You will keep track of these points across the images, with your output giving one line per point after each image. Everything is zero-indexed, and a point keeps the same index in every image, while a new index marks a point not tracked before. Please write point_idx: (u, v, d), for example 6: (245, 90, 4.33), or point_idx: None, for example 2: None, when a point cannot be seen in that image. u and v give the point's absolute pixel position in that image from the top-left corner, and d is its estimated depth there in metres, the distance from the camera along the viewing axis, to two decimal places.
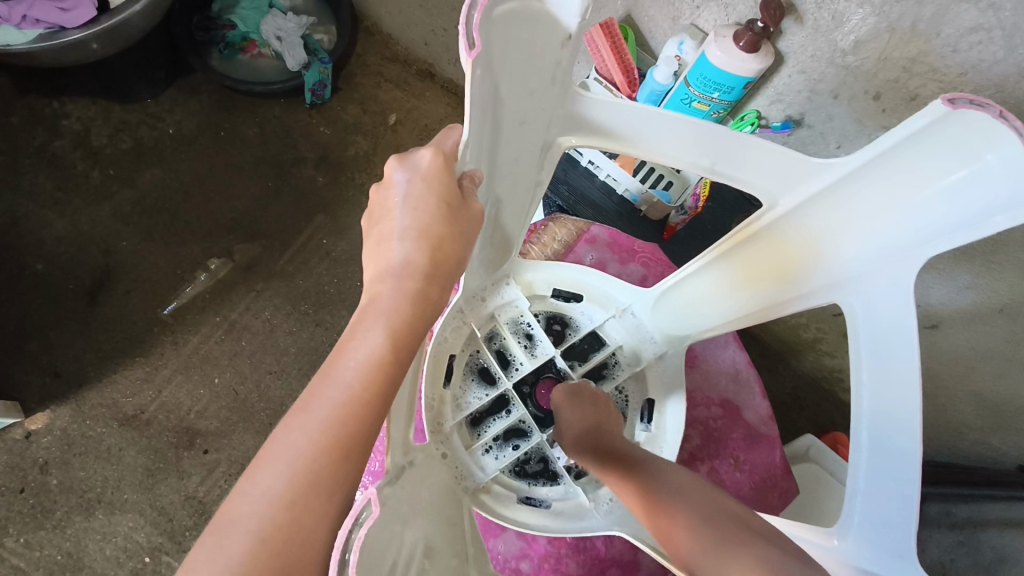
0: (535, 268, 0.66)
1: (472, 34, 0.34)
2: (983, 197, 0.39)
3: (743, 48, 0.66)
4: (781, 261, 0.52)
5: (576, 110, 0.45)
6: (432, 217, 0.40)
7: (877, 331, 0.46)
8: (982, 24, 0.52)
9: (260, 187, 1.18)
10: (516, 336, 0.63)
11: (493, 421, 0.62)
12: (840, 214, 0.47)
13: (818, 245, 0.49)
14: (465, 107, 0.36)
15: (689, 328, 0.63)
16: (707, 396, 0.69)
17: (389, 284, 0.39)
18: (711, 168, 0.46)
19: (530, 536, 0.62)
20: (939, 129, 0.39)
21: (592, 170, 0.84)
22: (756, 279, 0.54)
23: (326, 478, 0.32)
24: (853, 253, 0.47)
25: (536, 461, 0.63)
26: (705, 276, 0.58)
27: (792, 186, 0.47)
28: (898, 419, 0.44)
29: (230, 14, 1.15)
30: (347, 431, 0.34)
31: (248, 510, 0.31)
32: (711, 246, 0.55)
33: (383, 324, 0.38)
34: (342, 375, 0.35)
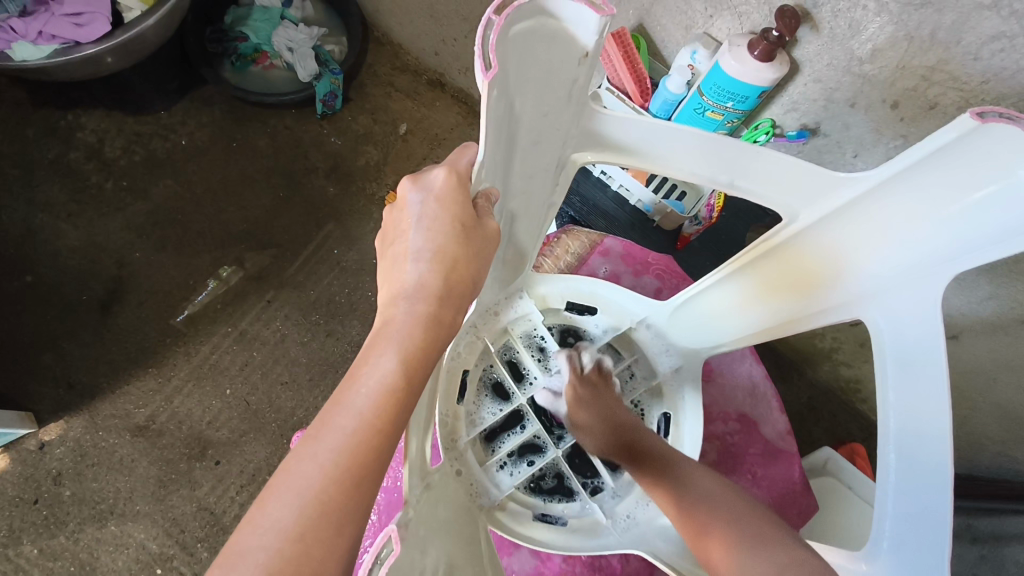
0: (548, 281, 0.64)
1: (488, 55, 0.33)
2: (1013, 212, 0.38)
3: (758, 57, 0.65)
4: (802, 276, 0.51)
5: (591, 127, 0.44)
6: (446, 239, 0.39)
7: (904, 352, 0.45)
8: (1004, 31, 0.51)
9: (272, 197, 1.19)
10: (530, 350, 0.63)
11: (508, 436, 0.61)
12: (865, 228, 0.46)
13: (840, 258, 0.48)
14: (481, 127, 0.36)
15: (707, 341, 0.62)
16: (723, 411, 0.68)
17: (402, 307, 0.38)
18: (730, 186, 0.45)
19: (544, 554, 0.61)
20: (959, 142, 0.38)
21: (605, 180, 0.85)
22: (776, 292, 0.53)
23: (339, 508, 0.32)
24: (878, 269, 0.46)
25: (551, 478, 0.62)
26: (723, 290, 0.57)
27: (813, 200, 0.46)
28: (925, 432, 0.43)
29: (242, 26, 1.17)
30: (359, 460, 0.33)
31: (256, 542, 0.30)
32: (727, 260, 0.54)
33: (396, 348, 0.37)
34: (354, 403, 0.35)
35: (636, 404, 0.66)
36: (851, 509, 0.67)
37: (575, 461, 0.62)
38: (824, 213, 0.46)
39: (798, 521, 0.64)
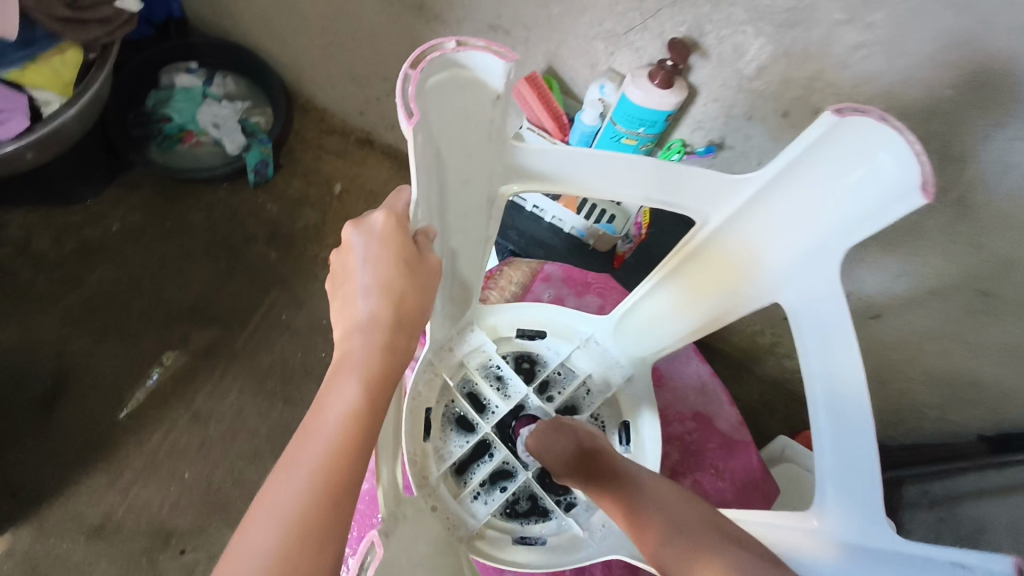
0: (496, 312, 0.67)
1: (410, 104, 0.36)
2: (883, 190, 0.43)
3: (659, 85, 0.74)
4: (723, 271, 0.56)
5: (514, 162, 0.47)
6: (393, 274, 0.41)
7: (819, 322, 0.50)
8: (864, 41, 0.62)
9: (213, 271, 1.18)
10: (487, 379, 0.64)
11: (478, 466, 0.62)
12: (768, 220, 0.51)
13: (753, 250, 0.53)
14: (410, 170, 0.38)
15: (652, 347, 0.65)
16: (679, 412, 0.71)
17: (358, 339, 0.40)
18: (647, 199, 0.49)
19: None
20: (832, 137, 0.43)
21: (537, 214, 0.90)
22: (704, 290, 0.58)
23: (319, 527, 0.33)
24: (785, 254, 0.51)
25: (525, 500, 0.63)
26: (658, 295, 0.62)
27: (718, 203, 0.51)
28: (846, 391, 0.47)
29: (165, 108, 1.21)
30: (333, 483, 0.35)
31: (239, 567, 0.32)
32: (656, 268, 0.59)
33: (358, 375, 0.39)
34: (323, 428, 0.36)
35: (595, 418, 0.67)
36: (811, 488, 0.71)
37: (546, 480, 0.64)
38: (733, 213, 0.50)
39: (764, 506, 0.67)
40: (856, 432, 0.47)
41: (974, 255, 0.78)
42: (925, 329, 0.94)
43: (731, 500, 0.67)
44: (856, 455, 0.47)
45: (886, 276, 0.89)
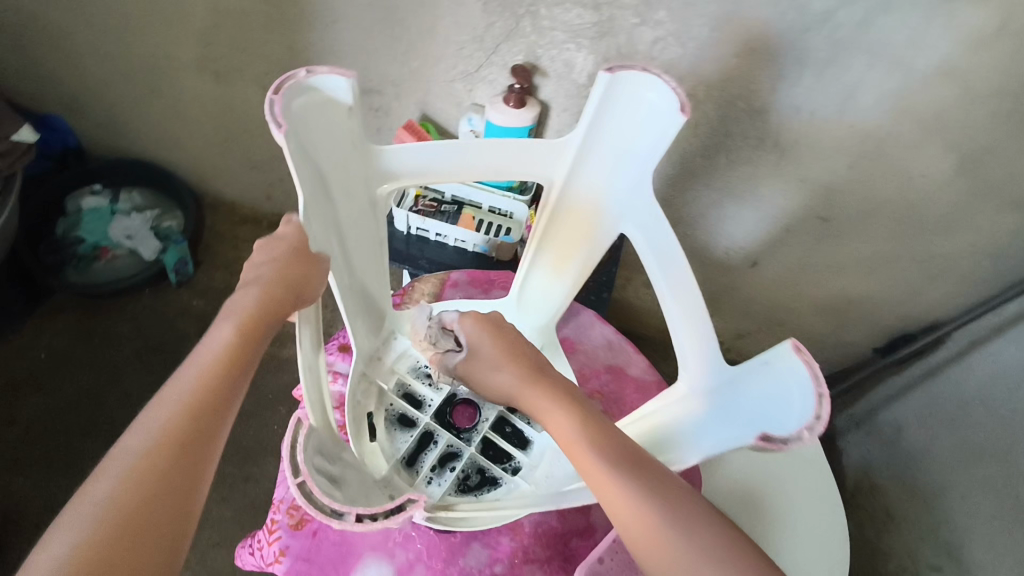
0: (414, 318, 0.76)
1: (277, 118, 0.45)
2: (658, 120, 0.57)
3: (513, 106, 0.91)
4: (578, 226, 0.67)
5: (380, 166, 0.57)
6: (289, 260, 0.51)
7: (653, 237, 0.63)
8: (660, 35, 0.82)
9: (150, 374, 1.22)
10: (419, 378, 0.73)
11: (426, 454, 0.68)
12: (594, 173, 0.63)
13: (593, 202, 0.65)
14: (292, 174, 0.47)
15: (548, 312, 0.75)
16: (594, 369, 0.80)
17: (240, 296, 0.49)
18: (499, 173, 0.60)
19: (492, 541, 0.66)
20: (614, 93, 0.57)
21: (442, 240, 1.05)
22: (570, 246, 0.69)
23: (187, 429, 0.42)
24: (615, 196, 0.64)
25: (474, 474, 0.69)
26: (538, 266, 0.72)
27: (555, 168, 0.63)
28: (681, 279, 0.60)
29: (75, 232, 1.26)
30: (204, 398, 0.43)
31: (117, 459, 0.40)
32: (527, 242, 0.69)
33: (233, 320, 0.48)
34: (200, 356, 0.45)
35: None
36: None
37: (489, 453, 0.70)
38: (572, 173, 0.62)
39: None
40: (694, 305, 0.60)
41: (800, 185, 0.97)
42: (794, 263, 1.12)
43: None
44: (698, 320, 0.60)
45: (745, 223, 1.07)
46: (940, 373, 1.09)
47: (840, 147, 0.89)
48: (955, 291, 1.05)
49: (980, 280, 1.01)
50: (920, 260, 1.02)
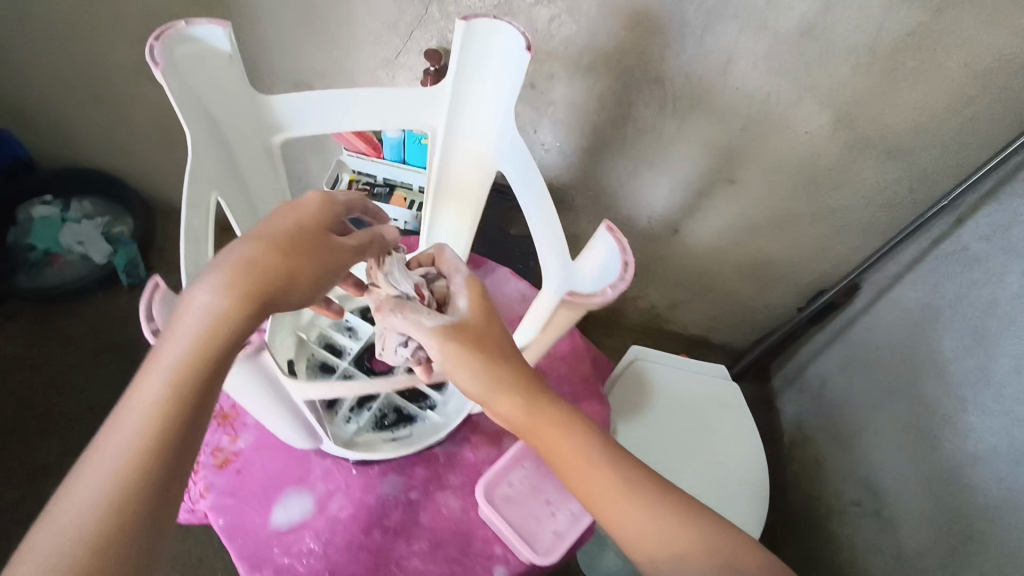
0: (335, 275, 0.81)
1: (156, 57, 0.48)
2: (516, 63, 0.58)
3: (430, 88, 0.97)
4: (467, 178, 0.69)
5: (271, 115, 0.60)
6: (265, 258, 0.48)
7: (523, 182, 0.63)
8: (554, 13, 0.90)
9: (104, 371, 1.27)
10: (340, 331, 0.78)
11: (345, 397, 0.73)
12: (472, 123, 0.65)
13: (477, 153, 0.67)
14: (175, 108, 0.50)
15: None
16: (510, 318, 0.86)
17: (199, 297, 0.44)
18: (383, 125, 0.62)
19: (408, 470, 0.70)
20: (473, 41, 0.58)
21: (375, 220, 1.11)
22: (463, 199, 0.71)
23: (156, 448, 0.39)
24: (495, 144, 0.65)
25: (390, 413, 0.73)
26: (439, 220, 0.74)
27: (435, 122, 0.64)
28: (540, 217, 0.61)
29: (27, 240, 1.33)
30: (167, 413, 0.40)
31: (81, 486, 0.37)
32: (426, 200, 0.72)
33: (193, 329, 0.43)
34: (160, 366, 0.42)
35: None
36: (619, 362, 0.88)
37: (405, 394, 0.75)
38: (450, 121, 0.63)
39: (591, 369, 0.83)
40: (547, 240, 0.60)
41: (703, 150, 1.05)
42: (712, 228, 1.20)
43: (566, 372, 0.82)
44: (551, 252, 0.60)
45: (659, 192, 1.15)
46: (861, 321, 1.20)
47: (727, 112, 0.97)
48: (859, 245, 1.14)
49: (878, 232, 1.10)
50: (822, 217, 1.11)
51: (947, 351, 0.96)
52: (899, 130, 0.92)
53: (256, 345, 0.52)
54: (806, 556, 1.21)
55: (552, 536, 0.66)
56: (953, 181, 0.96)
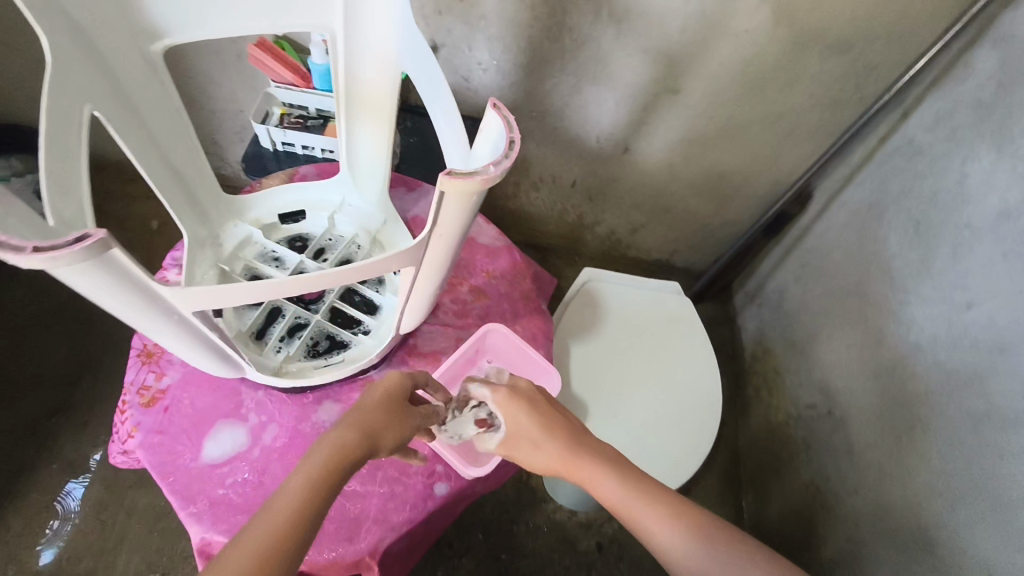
0: (255, 205, 0.76)
1: None
2: None
3: None
4: (375, 81, 0.66)
5: (146, 18, 0.56)
6: (371, 412, 0.54)
7: (421, 79, 0.59)
8: None
9: (51, 335, 1.24)
10: (266, 262, 0.74)
11: (274, 327, 0.71)
12: (368, 19, 0.60)
13: (379, 52, 0.63)
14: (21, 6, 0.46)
15: (380, 177, 0.76)
16: None
17: (319, 447, 0.50)
18: (275, 25, 0.60)
19: (343, 396, 0.69)
20: None
21: (311, 152, 1.06)
22: (376, 107, 0.69)
23: (258, 568, 0.43)
24: (394, 40, 0.61)
25: (323, 340, 0.72)
26: (356, 131, 0.71)
27: (329, 19, 0.61)
28: (438, 115, 0.58)
29: None
30: (276, 541, 0.44)
31: None
32: (339, 111, 0.69)
33: (307, 471, 0.48)
34: (276, 503, 0.46)
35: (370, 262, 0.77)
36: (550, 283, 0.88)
37: (337, 320, 0.73)
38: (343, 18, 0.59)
39: (531, 286, 0.81)
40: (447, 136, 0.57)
41: (644, 57, 1.00)
42: (663, 144, 1.17)
43: (505, 290, 0.80)
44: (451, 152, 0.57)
45: (605, 108, 1.11)
46: (815, 229, 1.19)
47: (665, 16, 0.93)
48: (809, 150, 1.12)
49: (828, 135, 1.09)
50: (770, 123, 1.08)
51: (893, 248, 0.96)
52: (841, 19, 0.88)
53: (95, 238, 0.34)
54: (766, 463, 1.25)
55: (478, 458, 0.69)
56: (898, 73, 0.94)
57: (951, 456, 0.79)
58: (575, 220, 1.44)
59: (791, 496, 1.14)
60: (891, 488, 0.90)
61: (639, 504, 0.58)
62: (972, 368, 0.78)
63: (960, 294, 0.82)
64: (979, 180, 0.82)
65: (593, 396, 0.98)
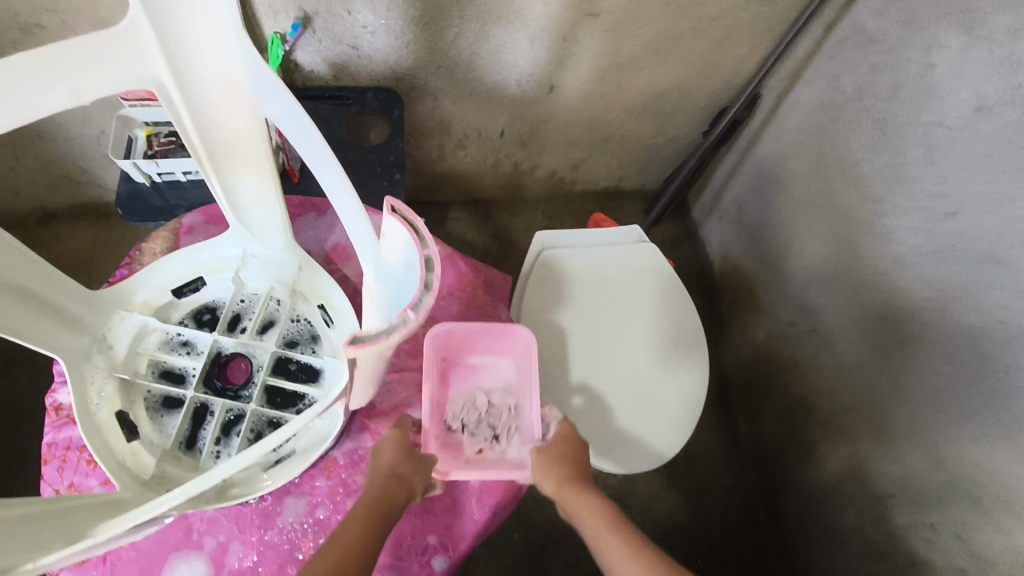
0: (139, 287, 0.63)
1: None
2: None
3: None
4: (238, 129, 0.53)
5: None
6: (388, 463, 0.58)
7: (297, 127, 0.50)
8: None
9: None
10: (174, 351, 0.63)
11: (205, 429, 0.61)
12: (204, 61, 0.47)
13: (232, 93, 0.50)
14: None
15: (279, 230, 0.64)
16: None
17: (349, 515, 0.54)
18: (79, 95, 0.44)
19: (307, 487, 0.61)
20: None
21: (197, 177, 0.90)
22: (248, 156, 0.56)
23: None
24: (247, 79, 0.49)
25: (267, 428, 0.61)
26: (232, 186, 0.58)
27: (152, 68, 0.46)
28: (327, 175, 0.50)
29: None
30: None
31: None
32: (204, 172, 0.55)
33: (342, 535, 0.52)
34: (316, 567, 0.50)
35: (298, 318, 0.66)
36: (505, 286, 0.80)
37: (277, 399, 0.63)
38: (171, 64, 0.46)
39: (488, 300, 0.75)
40: (346, 199, 0.51)
41: None
42: (590, 75, 1.04)
43: (458, 312, 0.73)
44: (351, 219, 0.52)
45: (521, 50, 0.97)
46: (766, 133, 1.11)
47: None
48: (750, 49, 1.01)
49: (769, 31, 0.97)
50: (705, 29, 0.95)
51: (858, 152, 0.89)
52: None
53: None
54: (751, 379, 1.24)
55: (514, 463, 0.67)
56: None
57: (954, 373, 0.77)
58: (511, 168, 1.32)
59: (784, 412, 1.14)
60: (886, 402, 0.89)
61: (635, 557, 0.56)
62: (964, 279, 0.75)
63: (943, 202, 0.77)
64: (950, 71, 0.73)
65: (570, 378, 0.92)
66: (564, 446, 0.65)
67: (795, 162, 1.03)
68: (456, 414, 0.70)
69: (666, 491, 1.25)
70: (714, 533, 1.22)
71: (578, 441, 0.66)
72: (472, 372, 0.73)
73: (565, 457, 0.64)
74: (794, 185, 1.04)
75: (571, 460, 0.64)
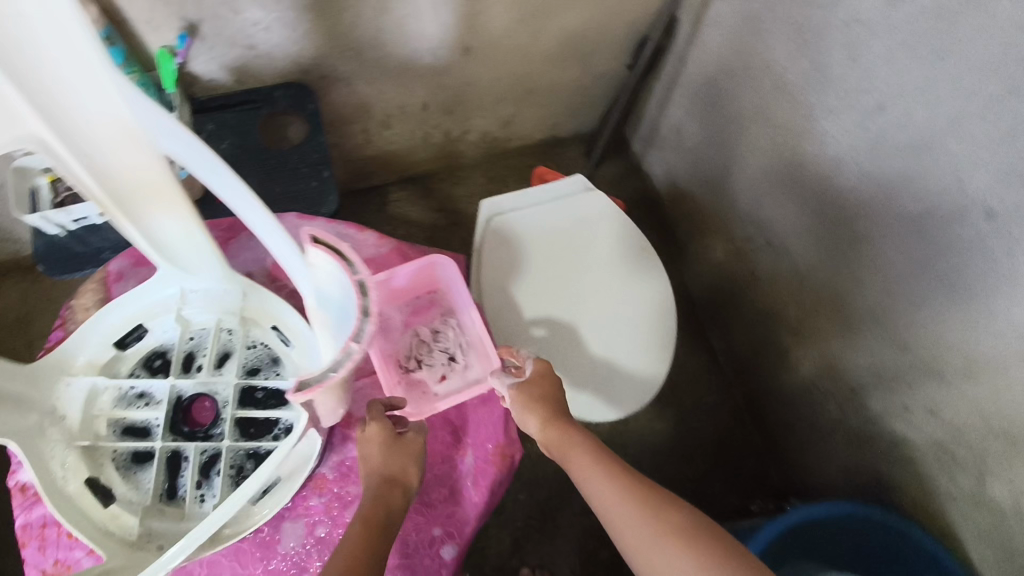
0: (77, 346, 0.59)
1: None
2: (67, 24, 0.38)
3: None
4: (140, 173, 0.50)
5: None
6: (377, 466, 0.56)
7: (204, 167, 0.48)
8: None
9: None
10: (132, 405, 0.60)
11: (183, 475, 0.59)
12: (87, 115, 0.43)
13: (126, 140, 0.47)
14: None
15: (207, 259, 0.61)
16: None
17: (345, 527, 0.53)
18: None
19: (301, 508, 0.60)
20: None
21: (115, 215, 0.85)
22: (158, 196, 0.52)
23: None
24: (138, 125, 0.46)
25: (246, 461, 0.60)
26: (147, 228, 0.55)
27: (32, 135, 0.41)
28: (242, 207, 0.50)
29: None
30: None
31: None
32: (113, 221, 0.52)
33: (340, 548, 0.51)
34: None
35: (254, 344, 0.64)
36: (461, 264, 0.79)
37: (251, 430, 0.61)
38: (54, 130, 0.41)
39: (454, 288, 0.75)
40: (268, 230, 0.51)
41: None
42: (501, 29, 1.00)
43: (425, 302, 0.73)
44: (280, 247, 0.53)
45: (427, 17, 0.93)
46: (690, 56, 1.10)
47: None
48: None
49: None
50: None
51: (782, 61, 0.89)
52: None
53: None
54: (717, 299, 1.26)
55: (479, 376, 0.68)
56: None
57: (903, 260, 0.79)
58: (443, 137, 1.29)
59: (753, 325, 1.16)
60: (846, 299, 0.91)
61: (626, 505, 0.57)
62: (900, 168, 0.76)
63: (870, 97, 0.77)
64: None
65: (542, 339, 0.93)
66: (542, 385, 0.67)
67: (723, 81, 1.03)
68: (408, 355, 0.69)
69: (656, 421, 1.26)
70: (707, 450, 1.25)
71: (552, 380, 0.67)
72: (401, 311, 0.72)
73: (542, 394, 0.66)
74: (726, 104, 1.04)
75: (552, 400, 0.66)
